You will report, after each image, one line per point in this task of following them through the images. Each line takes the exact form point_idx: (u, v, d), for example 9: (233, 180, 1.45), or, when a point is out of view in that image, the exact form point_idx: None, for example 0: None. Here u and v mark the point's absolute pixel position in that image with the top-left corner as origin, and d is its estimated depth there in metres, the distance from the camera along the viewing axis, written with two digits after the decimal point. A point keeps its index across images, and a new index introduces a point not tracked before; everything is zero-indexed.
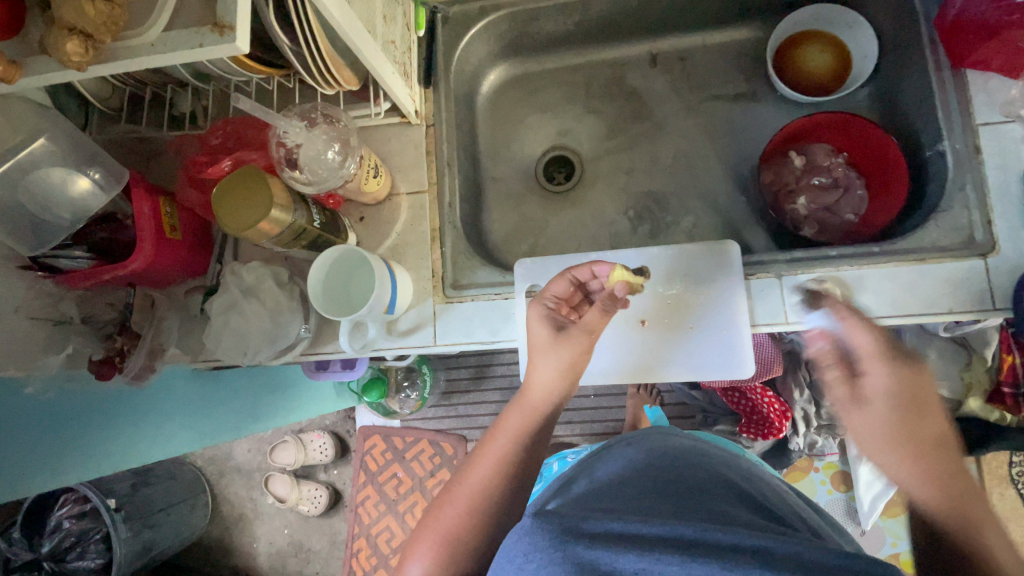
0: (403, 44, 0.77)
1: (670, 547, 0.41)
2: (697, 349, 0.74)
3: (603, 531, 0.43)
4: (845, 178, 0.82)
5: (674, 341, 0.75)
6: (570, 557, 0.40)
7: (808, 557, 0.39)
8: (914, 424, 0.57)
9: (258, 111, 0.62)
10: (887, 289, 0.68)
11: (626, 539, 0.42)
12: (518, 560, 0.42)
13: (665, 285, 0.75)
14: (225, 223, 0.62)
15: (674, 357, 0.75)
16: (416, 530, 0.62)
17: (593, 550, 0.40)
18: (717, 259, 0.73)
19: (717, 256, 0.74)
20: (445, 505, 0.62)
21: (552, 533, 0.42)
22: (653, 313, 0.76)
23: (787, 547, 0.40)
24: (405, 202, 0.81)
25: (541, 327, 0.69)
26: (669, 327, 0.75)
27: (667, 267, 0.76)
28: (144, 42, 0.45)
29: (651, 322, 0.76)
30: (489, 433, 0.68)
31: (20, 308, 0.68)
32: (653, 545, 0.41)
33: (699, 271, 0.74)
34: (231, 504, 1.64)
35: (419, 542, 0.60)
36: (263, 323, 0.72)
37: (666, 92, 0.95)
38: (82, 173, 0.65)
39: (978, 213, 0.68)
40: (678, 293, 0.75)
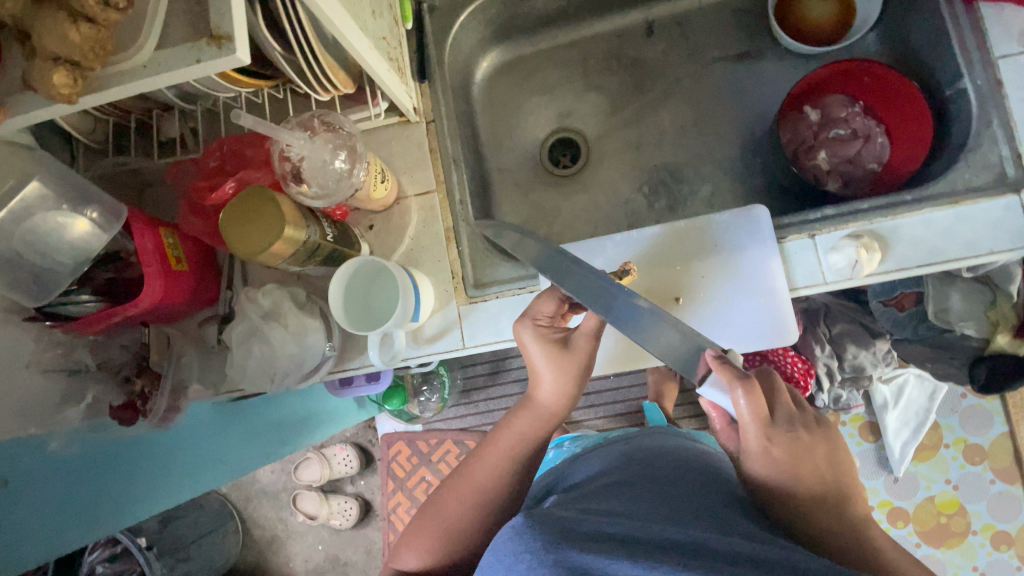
0: (393, 39, 0.74)
1: (667, 553, 0.39)
2: (735, 322, 0.72)
3: (595, 535, 0.42)
4: (864, 127, 0.82)
5: (712, 317, 0.72)
6: (560, 561, 0.39)
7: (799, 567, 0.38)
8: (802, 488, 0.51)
9: (260, 126, 0.59)
10: (924, 237, 0.66)
11: (619, 545, 0.41)
12: (507, 560, 0.42)
13: (697, 259, 0.73)
14: (239, 249, 0.60)
15: (711, 334, 0.73)
16: (418, 514, 0.66)
17: (585, 554, 0.40)
18: (748, 226, 0.71)
19: (748, 223, 0.71)
20: (454, 498, 0.64)
21: (541, 539, 0.42)
22: (688, 289, 0.73)
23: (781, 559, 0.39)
24: (414, 204, 0.78)
25: (537, 351, 0.66)
26: (703, 301, 0.73)
27: (698, 240, 0.73)
28: (135, 65, 0.42)
29: (686, 299, 0.73)
30: (494, 433, 0.68)
31: (31, 362, 0.65)
32: (647, 551, 0.40)
33: (732, 241, 0.72)
34: (262, 527, 1.62)
35: (420, 534, 0.64)
36: (288, 347, 0.69)
37: (666, 60, 0.92)
38: (79, 214, 0.62)
39: (1008, 148, 0.65)
40: (710, 268, 0.73)
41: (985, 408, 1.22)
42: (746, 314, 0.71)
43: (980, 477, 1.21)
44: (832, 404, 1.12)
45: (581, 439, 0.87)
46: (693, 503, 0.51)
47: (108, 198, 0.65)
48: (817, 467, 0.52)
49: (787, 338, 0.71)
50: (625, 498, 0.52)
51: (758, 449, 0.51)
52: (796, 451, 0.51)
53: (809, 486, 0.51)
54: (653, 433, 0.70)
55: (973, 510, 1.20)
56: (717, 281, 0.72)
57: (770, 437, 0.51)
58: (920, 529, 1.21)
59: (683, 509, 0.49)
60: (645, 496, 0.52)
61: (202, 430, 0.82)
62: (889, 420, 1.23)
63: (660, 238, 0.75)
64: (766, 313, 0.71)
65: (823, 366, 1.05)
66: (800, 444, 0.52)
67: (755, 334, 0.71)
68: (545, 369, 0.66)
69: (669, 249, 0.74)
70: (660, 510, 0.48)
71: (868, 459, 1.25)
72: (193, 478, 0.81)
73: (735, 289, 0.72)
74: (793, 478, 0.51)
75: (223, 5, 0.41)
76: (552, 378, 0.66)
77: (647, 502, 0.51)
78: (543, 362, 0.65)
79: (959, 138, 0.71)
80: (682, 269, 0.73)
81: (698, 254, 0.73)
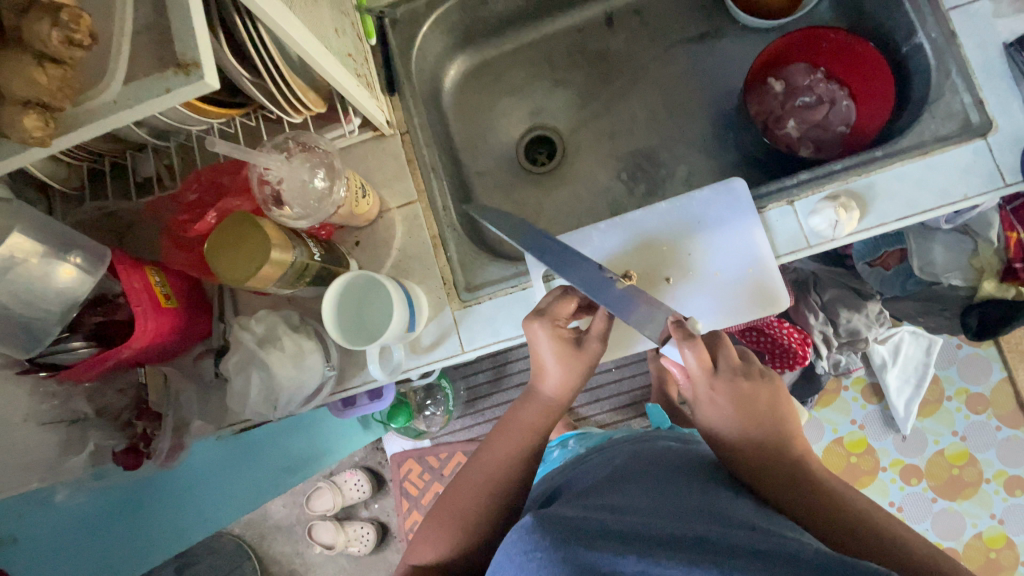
0: (359, 55, 0.74)
1: (674, 550, 0.40)
2: (728, 296, 0.73)
3: (601, 531, 0.43)
4: (828, 92, 0.84)
5: (704, 293, 0.73)
6: (569, 559, 0.40)
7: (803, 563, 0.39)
8: (754, 438, 0.57)
9: (236, 152, 0.59)
10: (900, 190, 0.67)
11: (626, 541, 0.41)
12: (516, 561, 0.42)
13: (683, 238, 0.74)
14: (227, 277, 0.60)
15: (707, 311, 0.73)
16: (431, 514, 0.65)
17: (593, 551, 0.40)
18: (727, 199, 0.73)
19: (726, 196, 0.73)
20: (464, 492, 0.64)
21: (549, 536, 0.42)
22: (678, 269, 0.74)
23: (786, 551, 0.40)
24: (398, 215, 0.79)
25: (549, 350, 0.65)
26: (693, 278, 0.73)
27: (681, 219, 0.74)
28: (105, 101, 0.43)
29: (677, 278, 0.74)
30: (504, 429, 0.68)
31: (29, 415, 0.64)
32: (655, 546, 0.40)
33: (713, 216, 0.73)
34: (280, 564, 1.60)
35: (433, 531, 0.63)
36: (288, 371, 0.69)
37: (630, 49, 0.93)
38: (63, 259, 0.62)
39: (969, 95, 0.67)
40: (698, 245, 0.73)
41: (982, 356, 1.24)
42: (735, 285, 0.72)
43: (986, 425, 1.23)
44: (832, 370, 1.14)
45: (585, 438, 0.87)
46: (695, 496, 0.51)
47: (90, 242, 0.65)
48: (763, 410, 0.58)
49: (777, 306, 0.72)
50: (626, 493, 0.53)
51: (710, 399, 0.58)
52: (743, 395, 0.57)
53: (759, 438, 0.57)
54: (657, 433, 0.71)
55: (983, 459, 1.22)
56: (705, 256, 0.73)
57: (713, 387, 0.58)
58: (934, 484, 1.22)
59: (685, 503, 0.50)
60: (646, 493, 0.52)
61: (209, 465, 0.81)
62: (890, 380, 1.24)
63: (644, 221, 0.76)
64: (755, 282, 0.72)
65: (820, 333, 1.05)
66: (747, 393, 0.57)
67: (749, 304, 0.72)
68: (551, 367, 0.66)
69: (655, 231, 0.75)
70: (662, 505, 0.49)
71: (874, 421, 1.26)
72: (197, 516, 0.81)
73: (722, 262, 0.73)
74: (744, 421, 0.57)
75: (186, 33, 0.41)
76: (557, 377, 0.66)
77: (648, 498, 0.51)
78: (553, 362, 0.66)
79: (922, 91, 0.73)
80: (669, 249, 0.74)
81: (683, 233, 0.74)
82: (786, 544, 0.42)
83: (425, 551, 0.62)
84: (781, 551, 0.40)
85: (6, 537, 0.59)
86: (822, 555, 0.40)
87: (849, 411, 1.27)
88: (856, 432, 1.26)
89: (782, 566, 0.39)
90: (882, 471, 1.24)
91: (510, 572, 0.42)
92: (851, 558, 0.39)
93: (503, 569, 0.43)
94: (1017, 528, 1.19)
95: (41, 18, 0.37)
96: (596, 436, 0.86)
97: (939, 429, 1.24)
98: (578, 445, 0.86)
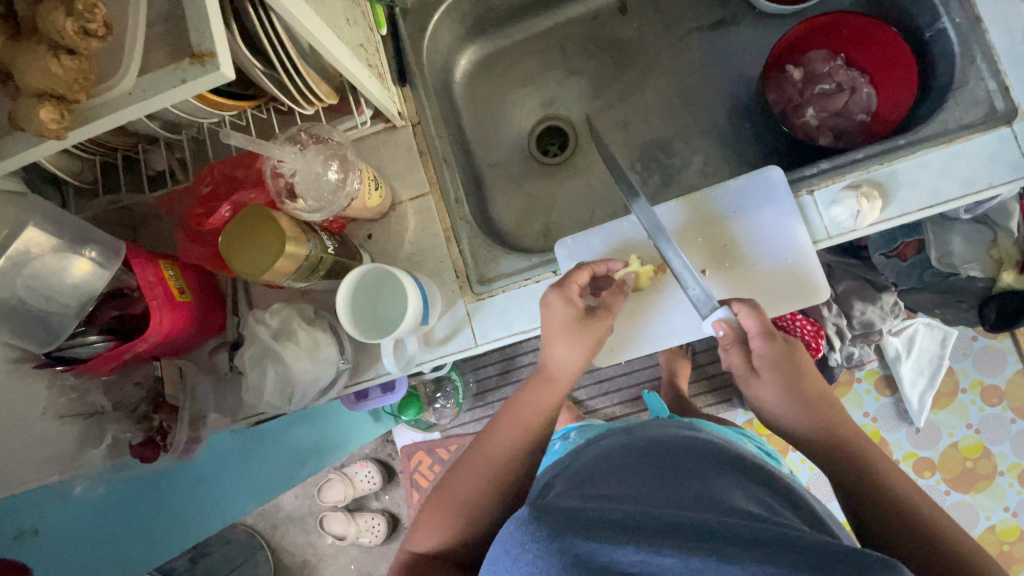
0: (370, 45, 0.74)
1: (671, 539, 0.40)
2: (764, 288, 0.72)
3: (597, 521, 0.43)
4: (848, 79, 0.82)
5: (738, 285, 0.72)
6: (569, 550, 0.40)
7: (803, 551, 0.39)
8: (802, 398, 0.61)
9: (251, 145, 0.58)
10: (923, 179, 0.66)
11: (626, 531, 0.41)
12: (517, 550, 0.42)
13: (718, 229, 0.73)
14: (242, 270, 0.59)
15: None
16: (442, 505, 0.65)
17: (590, 542, 0.40)
18: (763, 188, 0.71)
19: (761, 185, 0.71)
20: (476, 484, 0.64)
21: (550, 528, 0.42)
22: (712, 260, 0.73)
23: (790, 541, 0.40)
24: (410, 208, 0.78)
25: (568, 324, 0.65)
26: (728, 271, 0.73)
27: (716, 209, 0.73)
28: (120, 93, 0.42)
29: (713, 269, 0.73)
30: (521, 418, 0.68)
31: (48, 409, 0.64)
32: (656, 537, 0.40)
33: (748, 206, 0.72)
34: (292, 554, 1.62)
35: (443, 521, 0.63)
36: (304, 365, 0.68)
37: (643, 37, 0.92)
38: (78, 254, 0.62)
39: (994, 82, 0.65)
40: (734, 237, 0.73)
41: (997, 348, 1.22)
42: (772, 277, 0.72)
43: (1001, 418, 1.21)
44: (845, 363, 1.12)
45: (587, 430, 0.85)
46: (697, 486, 0.51)
47: (104, 235, 0.65)
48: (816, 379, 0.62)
49: (814, 298, 0.71)
50: (622, 483, 0.53)
51: (770, 360, 0.61)
52: (796, 356, 0.62)
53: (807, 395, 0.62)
54: (655, 421, 0.71)
55: (997, 451, 1.20)
56: (740, 248, 0.72)
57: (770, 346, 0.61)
58: (947, 477, 1.21)
59: (682, 491, 0.50)
60: (648, 484, 0.52)
61: (220, 456, 0.81)
62: (904, 372, 1.23)
63: (680, 211, 0.74)
64: (791, 274, 0.71)
65: (833, 325, 1.03)
66: (800, 353, 0.62)
67: (783, 298, 0.72)
68: (570, 345, 0.65)
69: (691, 221, 0.74)
70: (660, 494, 0.49)
71: (887, 413, 1.25)
72: (210, 506, 0.80)
73: (759, 253, 0.72)
74: (796, 389, 0.61)
75: (202, 23, 0.41)
76: (581, 359, 0.66)
77: (646, 486, 0.51)
78: (576, 345, 0.67)
79: (945, 78, 0.71)
80: (704, 239, 0.73)
81: (718, 223, 0.73)
82: (786, 533, 0.41)
83: (435, 534, 0.62)
84: (778, 539, 0.40)
85: (27, 530, 0.59)
86: (817, 541, 0.40)
87: (862, 404, 1.26)
88: (869, 424, 1.25)
89: (784, 556, 0.38)
90: (894, 463, 1.23)
91: (508, 565, 0.42)
92: (851, 547, 0.39)
93: (500, 563, 0.43)
94: None
95: (56, 8, 0.37)
96: (598, 427, 0.85)
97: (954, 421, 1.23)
98: (578, 436, 0.84)
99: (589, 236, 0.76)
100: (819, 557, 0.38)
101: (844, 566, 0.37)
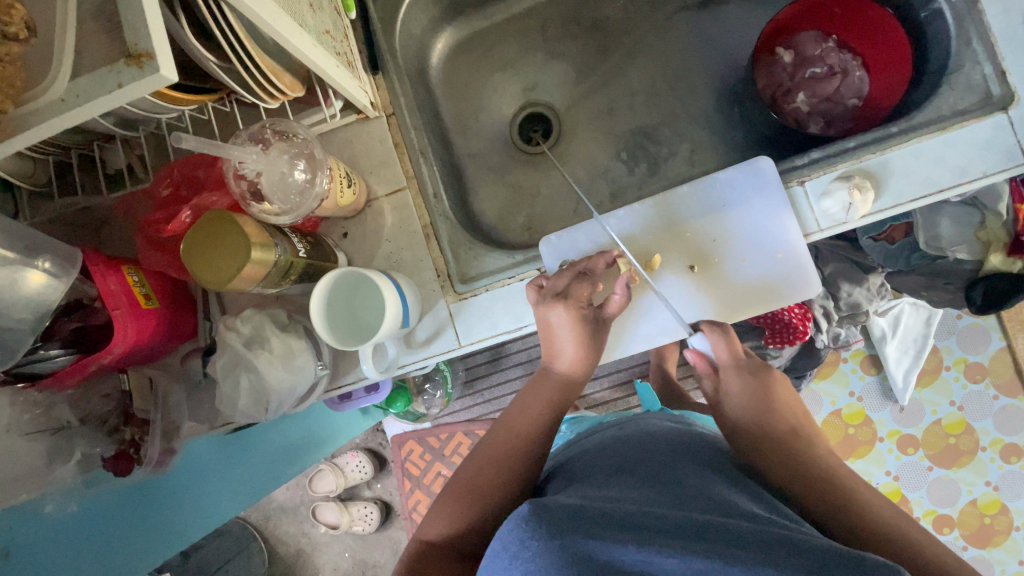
0: (337, 31, 0.69)
1: (672, 539, 0.39)
2: (753, 283, 0.70)
3: (597, 519, 0.41)
4: (840, 62, 0.80)
5: (731, 282, 0.71)
6: (566, 548, 0.38)
7: (804, 554, 0.38)
8: (774, 422, 0.61)
9: (207, 147, 0.54)
10: (916, 168, 0.63)
11: (625, 529, 0.40)
12: (512, 548, 0.40)
13: (709, 224, 0.71)
14: (206, 278, 0.56)
15: (731, 300, 0.71)
16: (442, 496, 0.61)
17: (591, 540, 0.39)
18: (754, 179, 0.69)
19: (752, 176, 0.69)
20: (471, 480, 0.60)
21: (547, 526, 0.40)
22: (703, 256, 0.71)
23: (790, 545, 0.39)
24: (387, 204, 0.74)
25: (569, 333, 0.64)
26: (720, 267, 0.71)
27: (706, 203, 0.71)
28: (53, 98, 0.38)
29: (702, 265, 0.71)
30: (511, 414, 0.66)
31: (11, 427, 0.61)
32: (656, 537, 0.39)
33: (739, 198, 0.70)
34: (286, 544, 1.61)
35: (443, 509, 0.59)
36: (279, 374, 0.66)
37: (628, 17, 0.88)
38: (31, 265, 0.58)
39: (990, 65, 0.63)
40: (723, 232, 0.70)
41: (980, 327, 1.23)
42: (766, 272, 0.70)
43: (983, 394, 1.22)
44: (831, 344, 1.13)
45: (578, 422, 0.84)
46: (692, 483, 0.49)
47: (59, 244, 0.61)
48: (786, 403, 0.63)
49: (808, 293, 0.70)
50: (620, 479, 0.52)
51: (737, 391, 0.64)
52: (768, 386, 0.64)
53: (780, 424, 0.61)
54: (649, 414, 0.69)
55: (980, 427, 1.22)
56: (731, 242, 0.70)
57: (741, 379, 0.64)
58: (930, 453, 1.23)
59: (682, 487, 0.49)
60: (644, 482, 0.50)
61: (199, 463, 0.79)
62: (889, 351, 1.23)
63: (668, 207, 0.72)
64: (786, 269, 0.69)
65: (820, 307, 1.05)
66: (774, 383, 0.64)
67: (772, 294, 0.70)
68: (569, 348, 0.65)
69: (679, 217, 0.72)
70: (660, 490, 0.48)
71: (872, 392, 1.25)
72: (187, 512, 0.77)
73: (752, 248, 0.70)
74: (767, 416, 0.61)
75: (137, 20, 0.37)
76: (575, 358, 0.65)
77: (643, 483, 0.50)
78: (571, 343, 0.64)
79: (938, 60, 0.68)
80: (695, 235, 0.71)
81: (709, 217, 0.71)
82: (784, 533, 0.41)
83: (437, 524, 0.58)
84: (780, 541, 0.39)
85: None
86: (820, 545, 0.39)
87: (848, 383, 1.26)
88: (854, 404, 1.26)
89: (783, 557, 0.37)
90: (879, 441, 1.25)
91: (504, 562, 0.40)
92: (852, 552, 0.38)
93: (497, 559, 0.41)
94: (1012, 494, 1.20)
95: None
96: (588, 420, 0.83)
97: (937, 399, 1.24)
98: (569, 429, 0.82)
99: (575, 234, 0.74)
100: (821, 561, 0.37)
101: (844, 570, 0.36)
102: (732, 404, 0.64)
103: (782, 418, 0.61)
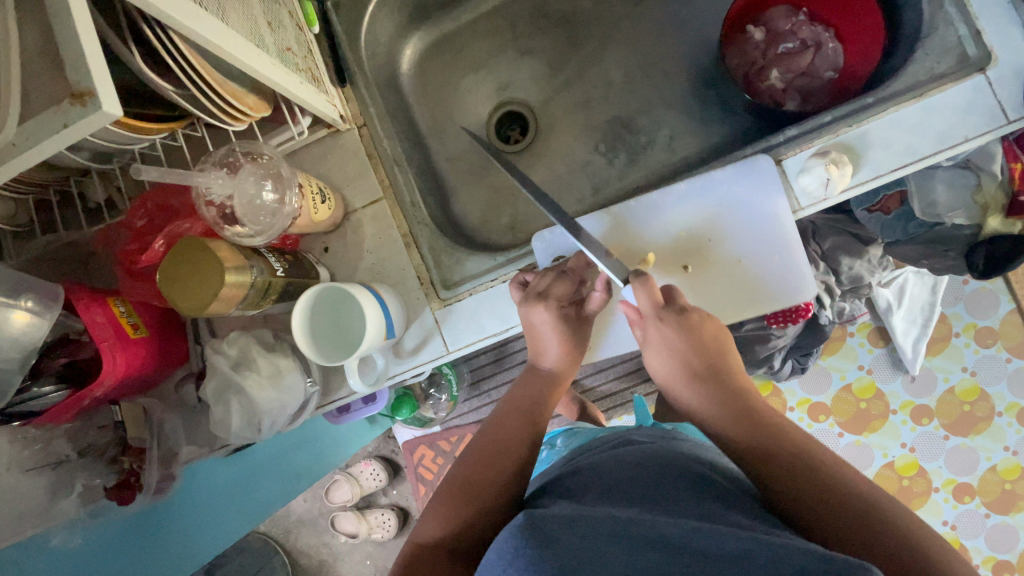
0: (300, 48, 0.69)
1: (661, 551, 0.38)
2: (748, 284, 0.70)
3: (588, 530, 0.40)
4: (812, 35, 0.78)
5: (724, 283, 0.70)
6: (552, 556, 0.37)
7: (781, 554, 0.36)
8: (694, 367, 0.58)
9: (168, 177, 0.55)
10: (896, 139, 0.62)
11: (614, 540, 0.39)
12: (503, 558, 0.39)
13: (705, 223, 0.70)
14: (184, 306, 0.56)
15: (726, 300, 0.70)
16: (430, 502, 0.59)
17: (580, 550, 0.38)
18: (753, 178, 0.67)
19: (751, 175, 0.67)
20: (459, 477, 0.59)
21: (537, 537, 0.39)
22: (696, 257, 0.70)
23: (772, 545, 0.37)
24: (365, 216, 0.74)
25: (551, 330, 0.64)
26: (713, 269, 0.70)
27: (702, 202, 0.70)
28: (4, 144, 0.38)
29: (695, 266, 0.70)
30: (498, 415, 0.65)
31: (11, 465, 0.62)
32: (644, 549, 0.38)
33: (736, 197, 0.68)
34: (308, 556, 1.63)
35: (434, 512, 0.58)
36: (268, 395, 0.66)
37: (596, 6, 0.87)
38: (14, 306, 0.59)
39: (964, 26, 0.61)
40: (720, 232, 0.69)
41: (989, 290, 1.20)
42: (759, 275, 0.69)
43: (997, 358, 1.20)
44: (836, 319, 1.12)
45: (573, 436, 0.82)
46: (688, 495, 0.48)
47: (40, 283, 0.62)
48: (712, 352, 0.59)
49: (800, 298, 0.70)
50: (616, 489, 0.50)
51: (659, 337, 0.60)
52: (690, 329, 0.59)
53: (698, 368, 0.58)
54: (639, 431, 0.67)
55: (994, 392, 1.20)
56: (725, 243, 0.69)
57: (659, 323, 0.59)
58: (945, 422, 1.21)
59: (672, 496, 0.48)
60: (638, 492, 0.49)
61: (203, 483, 0.80)
62: (896, 322, 1.21)
63: (662, 204, 0.71)
64: (779, 272, 0.69)
65: (822, 283, 1.01)
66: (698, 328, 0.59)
67: (768, 295, 0.70)
68: (553, 345, 0.65)
69: (677, 216, 0.70)
70: (654, 503, 0.46)
71: (882, 364, 1.23)
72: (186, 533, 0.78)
73: (746, 249, 0.69)
74: (691, 363, 0.58)
75: (77, 59, 0.37)
76: (559, 354, 0.66)
77: (638, 495, 0.49)
78: (554, 340, 0.65)
79: (914, 25, 0.66)
80: (689, 235, 0.70)
81: (703, 217, 0.70)
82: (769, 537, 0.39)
83: (429, 527, 0.56)
84: (761, 542, 0.38)
85: None
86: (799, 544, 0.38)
87: (856, 357, 1.25)
88: (864, 377, 1.24)
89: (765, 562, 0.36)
90: (892, 413, 1.23)
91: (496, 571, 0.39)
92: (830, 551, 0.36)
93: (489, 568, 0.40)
94: None
95: None
96: (584, 433, 0.81)
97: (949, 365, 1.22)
98: (565, 443, 0.81)
99: (567, 228, 0.72)
100: (798, 559, 0.35)
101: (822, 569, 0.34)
102: (657, 351, 0.60)
103: (705, 363, 0.58)
